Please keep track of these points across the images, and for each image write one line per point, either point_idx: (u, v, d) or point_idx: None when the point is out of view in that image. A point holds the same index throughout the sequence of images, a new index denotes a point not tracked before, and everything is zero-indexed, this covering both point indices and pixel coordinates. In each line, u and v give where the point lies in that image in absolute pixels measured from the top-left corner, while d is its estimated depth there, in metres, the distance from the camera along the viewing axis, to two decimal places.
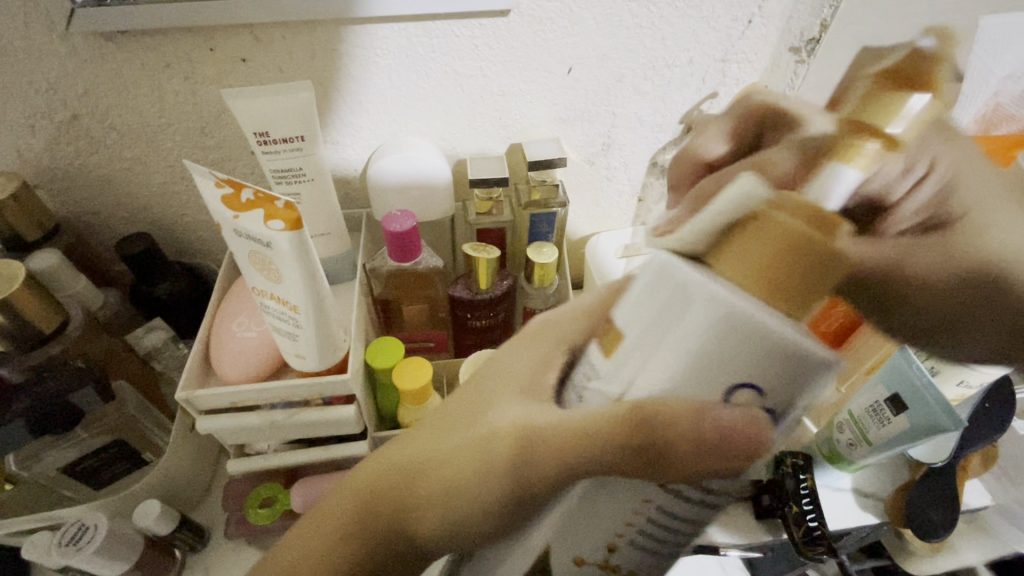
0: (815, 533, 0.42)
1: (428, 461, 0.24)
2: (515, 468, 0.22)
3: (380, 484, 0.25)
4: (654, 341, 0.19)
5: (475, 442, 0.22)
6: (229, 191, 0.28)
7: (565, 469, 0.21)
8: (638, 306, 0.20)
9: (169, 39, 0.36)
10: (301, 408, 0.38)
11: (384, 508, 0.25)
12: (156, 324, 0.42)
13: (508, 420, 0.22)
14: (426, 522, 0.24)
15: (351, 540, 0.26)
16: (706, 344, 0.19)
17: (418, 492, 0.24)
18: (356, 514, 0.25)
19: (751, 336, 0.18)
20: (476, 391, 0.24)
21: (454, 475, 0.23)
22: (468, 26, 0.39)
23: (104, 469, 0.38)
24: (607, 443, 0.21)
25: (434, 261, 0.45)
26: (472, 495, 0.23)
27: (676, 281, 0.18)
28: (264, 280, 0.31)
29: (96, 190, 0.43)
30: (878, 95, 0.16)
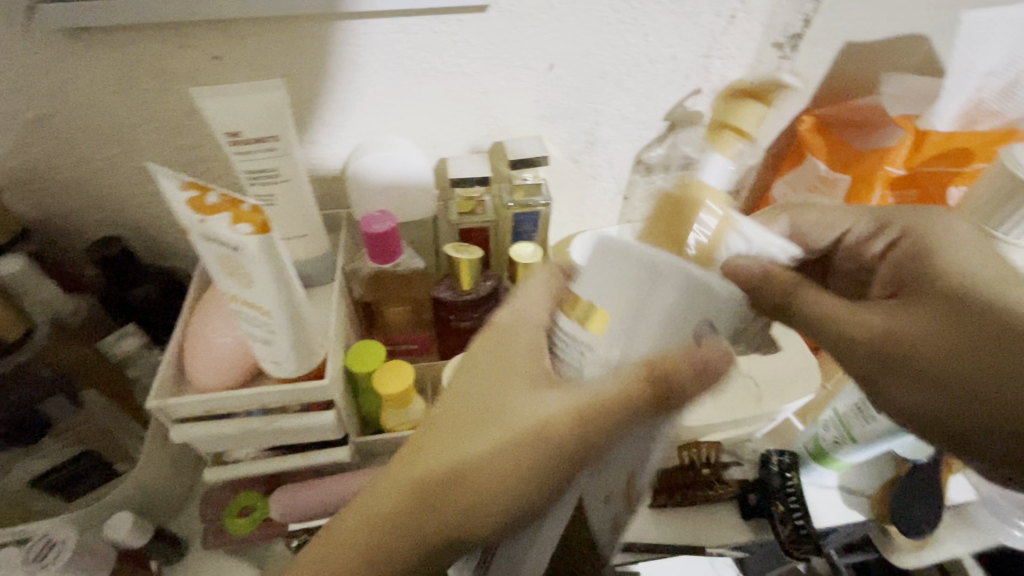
0: (802, 531, 0.42)
1: (475, 450, 0.29)
2: (557, 440, 0.27)
3: (434, 477, 0.30)
4: (630, 307, 0.25)
5: (519, 421, 0.28)
6: (195, 194, 0.27)
7: (598, 427, 0.26)
8: (610, 287, 0.26)
9: (137, 36, 0.35)
10: (279, 415, 0.37)
11: (441, 495, 0.30)
12: (129, 330, 0.39)
13: (540, 405, 0.28)
14: (485, 497, 0.29)
15: (416, 527, 0.30)
16: (675, 299, 0.24)
17: (474, 474, 0.29)
18: (416, 504, 0.30)
19: (708, 295, 0.24)
20: (492, 386, 0.30)
21: (504, 452, 0.29)
22: (446, 22, 0.38)
23: (76, 481, 0.37)
24: (627, 401, 0.25)
25: (415, 263, 0.44)
26: (519, 464, 0.29)
27: (639, 261, 0.25)
28: (235, 286, 0.30)
29: (66, 193, 0.42)
30: (721, 121, 0.31)
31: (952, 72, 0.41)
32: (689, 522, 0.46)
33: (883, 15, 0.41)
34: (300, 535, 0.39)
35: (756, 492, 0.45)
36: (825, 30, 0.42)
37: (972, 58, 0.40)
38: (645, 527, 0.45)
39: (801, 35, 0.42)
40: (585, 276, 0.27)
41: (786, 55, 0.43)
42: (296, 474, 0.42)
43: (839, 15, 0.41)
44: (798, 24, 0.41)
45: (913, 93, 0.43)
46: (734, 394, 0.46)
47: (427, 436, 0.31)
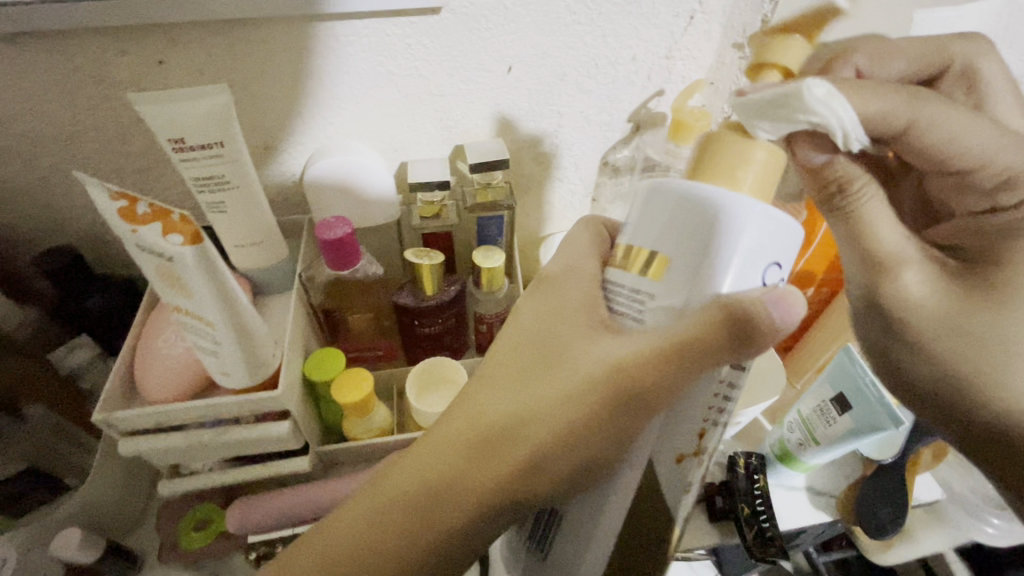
0: (767, 533, 0.41)
1: (536, 401, 0.27)
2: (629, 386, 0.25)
3: (490, 431, 0.28)
4: (697, 251, 0.24)
5: (587, 370, 0.27)
6: (124, 205, 0.26)
7: (688, 368, 0.24)
8: (671, 234, 0.24)
9: (76, 41, 0.34)
10: (230, 426, 0.36)
11: (494, 455, 0.27)
12: (80, 341, 0.39)
13: (611, 353, 0.26)
14: (547, 452, 0.27)
15: (471, 490, 0.27)
16: (740, 234, 0.23)
17: (535, 425, 0.27)
18: (470, 463, 0.27)
19: (768, 233, 0.24)
20: (547, 335, 0.28)
21: (573, 404, 0.27)
22: (400, 25, 0.37)
23: (16, 500, 0.35)
24: (710, 342, 0.24)
25: (375, 269, 0.43)
26: (582, 414, 0.27)
27: (699, 198, 0.24)
28: (175, 295, 0.30)
29: (13, 202, 0.41)
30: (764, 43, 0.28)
31: None
32: None
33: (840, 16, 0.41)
34: (257, 547, 0.39)
35: (722, 495, 0.45)
36: None
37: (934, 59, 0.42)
38: None
39: None
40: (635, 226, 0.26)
41: None
42: (254, 486, 0.42)
43: None
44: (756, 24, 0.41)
45: None
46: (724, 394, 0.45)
47: (478, 391, 0.29)
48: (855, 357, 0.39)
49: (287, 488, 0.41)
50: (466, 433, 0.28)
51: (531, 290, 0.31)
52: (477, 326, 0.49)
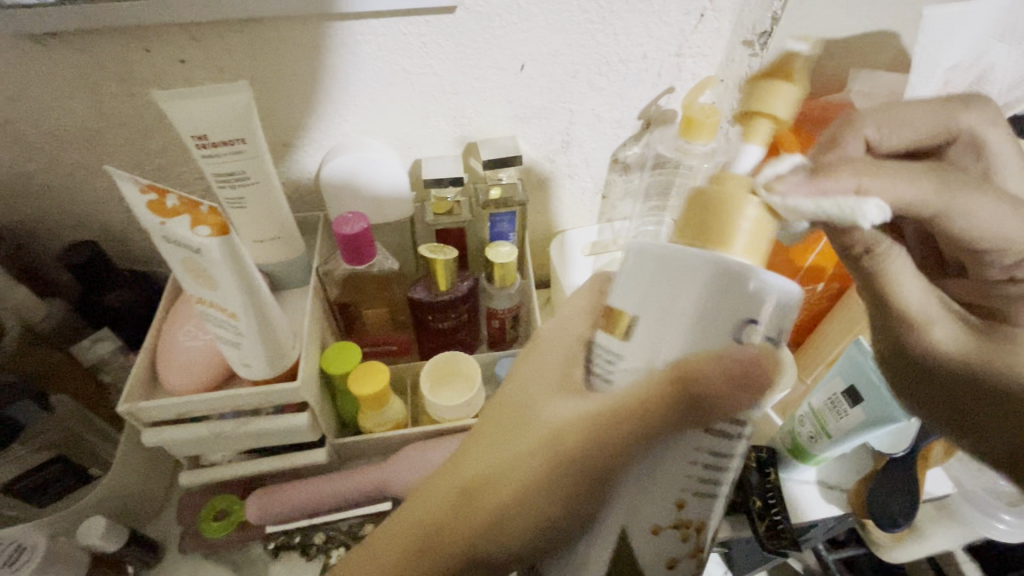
0: (779, 526, 0.42)
1: (497, 465, 0.27)
2: (581, 450, 0.25)
3: (453, 496, 0.27)
4: (668, 312, 0.23)
5: (546, 429, 0.26)
6: (154, 197, 0.27)
7: (643, 430, 0.24)
8: (646, 298, 0.24)
9: (102, 40, 0.35)
10: (251, 417, 0.37)
11: (460, 521, 0.27)
12: (102, 334, 0.40)
13: (569, 412, 0.26)
14: (507, 518, 0.26)
15: (435, 553, 0.27)
16: (712, 297, 0.23)
17: (493, 491, 0.27)
18: (433, 529, 0.27)
19: (741, 291, 0.23)
20: (516, 396, 0.28)
21: (531, 464, 0.26)
22: (415, 24, 0.38)
23: (46, 486, 0.36)
24: (661, 406, 0.24)
25: (390, 264, 0.44)
26: (544, 477, 0.26)
27: (666, 258, 0.23)
28: (200, 287, 0.30)
29: (36, 198, 0.42)
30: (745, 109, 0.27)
31: (917, 66, 0.41)
32: None
33: (850, 12, 0.41)
34: (278, 536, 0.40)
35: (734, 488, 0.45)
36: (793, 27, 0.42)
37: (938, 52, 0.41)
38: None
39: (769, 33, 0.42)
40: (623, 285, 0.24)
41: (757, 53, 0.43)
42: (272, 477, 0.42)
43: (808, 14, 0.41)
44: (766, 22, 0.42)
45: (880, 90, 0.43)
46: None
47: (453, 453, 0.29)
48: (866, 349, 0.40)
49: (305, 479, 0.41)
50: (434, 496, 0.28)
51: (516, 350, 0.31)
52: (490, 322, 0.50)
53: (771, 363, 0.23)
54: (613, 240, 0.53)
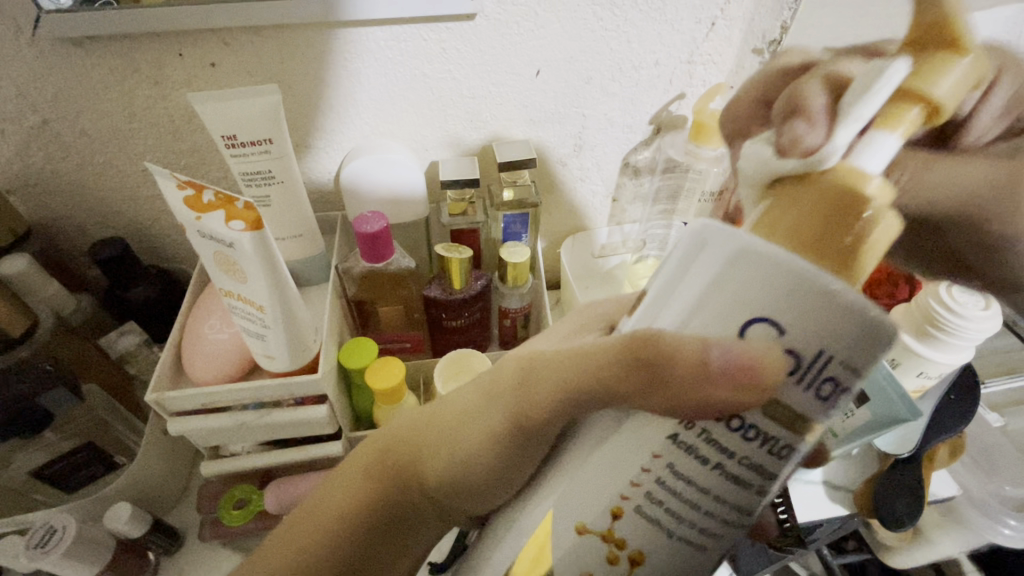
0: (785, 525, 0.42)
1: (457, 399, 0.28)
2: (523, 388, 0.25)
3: (412, 420, 0.30)
4: (679, 284, 0.20)
5: (502, 369, 0.27)
6: (190, 192, 0.29)
7: (579, 392, 0.23)
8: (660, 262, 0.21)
9: (137, 44, 0.36)
10: (272, 409, 0.38)
11: (413, 444, 0.29)
12: (128, 328, 0.42)
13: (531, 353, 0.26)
14: (448, 446, 0.27)
15: (383, 464, 0.29)
16: (735, 283, 0.18)
17: (444, 421, 0.28)
18: (384, 448, 0.29)
19: (775, 282, 0.18)
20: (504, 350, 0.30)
21: (478, 399, 0.27)
22: (435, 30, 0.39)
23: (73, 472, 0.38)
24: (607, 369, 0.22)
25: (407, 262, 0.45)
26: (486, 422, 0.26)
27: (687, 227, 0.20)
28: (230, 281, 0.32)
29: (68, 195, 0.43)
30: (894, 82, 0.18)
31: None
32: None
33: None
34: None
35: None
36: None
37: None
38: None
39: (779, 42, 0.43)
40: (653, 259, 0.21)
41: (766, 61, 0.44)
42: (290, 469, 0.43)
43: None
44: (775, 31, 0.43)
45: None
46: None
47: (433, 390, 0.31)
48: None
49: (321, 471, 0.42)
50: (404, 420, 0.30)
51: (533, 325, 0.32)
52: (502, 321, 0.51)
53: (772, 370, 0.19)
54: (622, 242, 0.57)
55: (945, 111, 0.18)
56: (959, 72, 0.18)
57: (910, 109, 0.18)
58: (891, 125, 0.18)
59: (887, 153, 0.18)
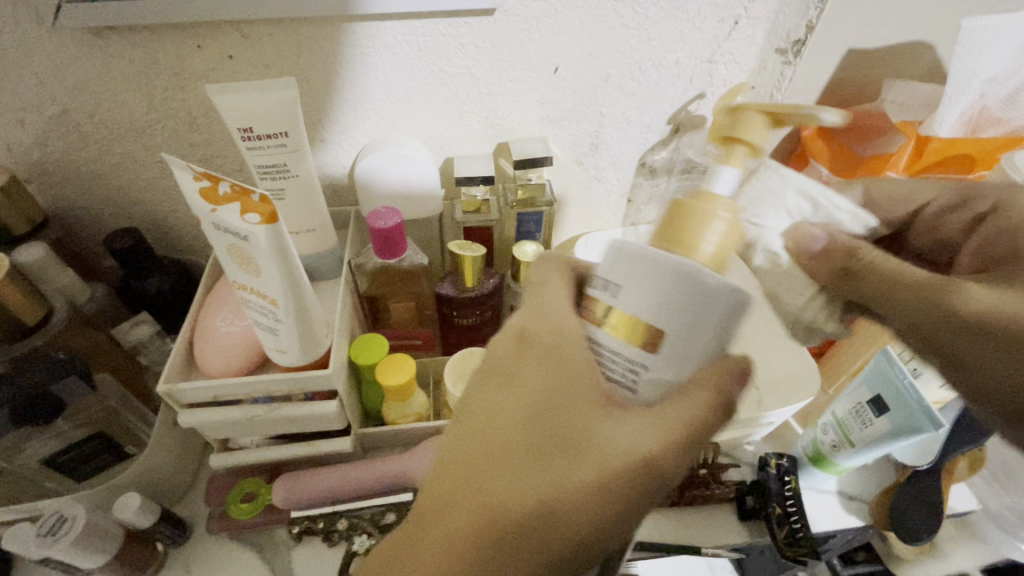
0: (798, 534, 0.41)
1: (560, 488, 0.25)
2: (652, 471, 0.25)
3: (508, 523, 0.25)
4: (690, 323, 0.25)
5: (605, 454, 0.25)
6: (207, 184, 0.29)
7: (694, 452, 0.26)
8: (665, 307, 0.25)
9: (156, 35, 0.36)
10: (282, 403, 0.38)
11: (511, 553, 0.25)
12: (141, 318, 0.42)
13: (628, 435, 0.25)
14: (563, 542, 0.25)
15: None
16: (732, 318, 0.26)
17: (565, 516, 0.25)
18: (498, 557, 0.25)
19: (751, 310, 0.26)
20: (558, 409, 0.26)
21: (588, 487, 0.25)
22: (455, 25, 0.39)
23: (85, 460, 0.38)
24: (709, 424, 0.26)
25: (419, 259, 0.44)
26: (606, 507, 0.25)
27: (683, 279, 0.25)
28: (244, 274, 0.32)
29: (85, 184, 0.43)
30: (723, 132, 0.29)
31: (952, 81, 0.41)
32: (683, 521, 0.45)
33: (886, 23, 0.42)
34: (300, 522, 0.40)
35: (753, 495, 0.45)
36: (829, 37, 0.43)
37: (973, 64, 0.41)
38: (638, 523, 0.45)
39: (803, 42, 0.43)
40: (620, 291, 0.27)
41: (790, 61, 0.44)
42: (298, 464, 0.43)
43: (841, 23, 0.42)
44: (801, 30, 0.42)
45: (916, 100, 0.45)
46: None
47: (486, 478, 0.26)
48: (893, 360, 0.39)
49: (329, 466, 0.42)
50: (475, 530, 0.25)
51: (520, 354, 0.28)
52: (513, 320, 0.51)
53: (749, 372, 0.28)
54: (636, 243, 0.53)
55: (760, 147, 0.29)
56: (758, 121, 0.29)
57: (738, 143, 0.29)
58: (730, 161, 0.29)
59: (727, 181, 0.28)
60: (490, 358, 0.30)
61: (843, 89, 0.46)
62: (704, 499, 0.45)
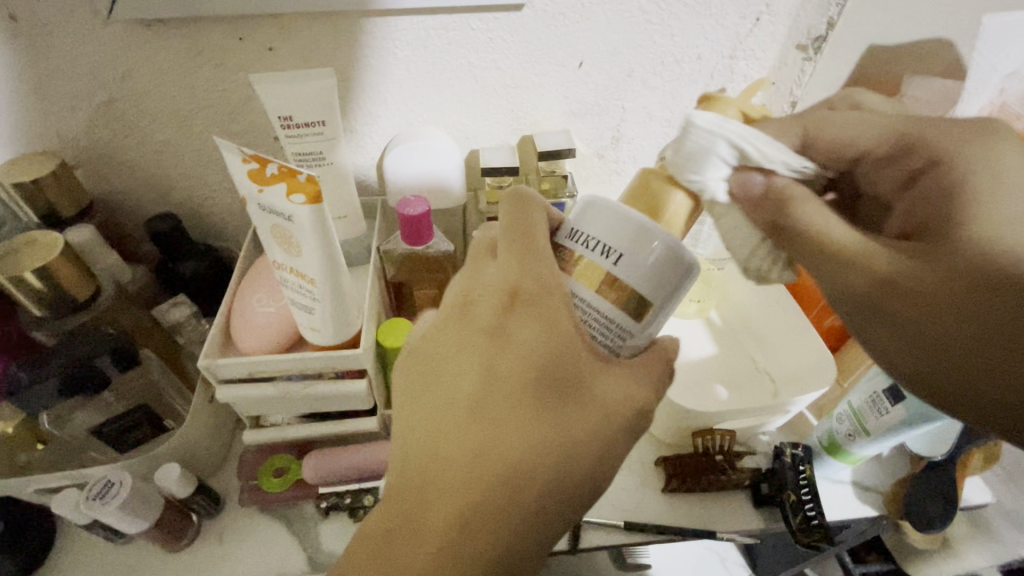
0: (813, 521, 0.42)
1: (565, 433, 0.28)
2: (636, 416, 0.29)
3: (516, 470, 0.27)
4: (670, 291, 0.29)
5: (599, 401, 0.29)
6: (255, 166, 0.30)
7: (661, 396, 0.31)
8: (656, 276, 0.28)
9: (201, 28, 0.38)
10: (316, 380, 0.40)
11: (522, 495, 0.27)
12: (180, 300, 0.44)
13: (616, 384, 0.29)
14: (566, 482, 0.28)
15: (502, 526, 0.27)
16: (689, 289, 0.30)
17: (569, 461, 0.28)
18: (509, 501, 0.27)
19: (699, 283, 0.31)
20: (558, 364, 0.29)
21: (587, 431, 0.28)
22: (484, 20, 0.40)
23: (127, 432, 0.40)
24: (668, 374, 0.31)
25: (445, 247, 0.46)
26: (601, 448, 0.29)
27: (677, 252, 0.28)
28: (285, 253, 0.33)
29: (128, 171, 0.45)
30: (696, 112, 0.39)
31: (972, 75, 0.43)
32: (698, 507, 0.46)
33: (908, 21, 0.42)
34: (328, 497, 0.42)
35: (768, 482, 0.46)
36: (850, 34, 0.43)
37: (993, 60, 0.42)
38: (653, 507, 0.46)
39: (824, 38, 0.44)
40: (619, 259, 0.29)
41: (809, 57, 0.45)
42: (325, 442, 0.45)
43: (861, 20, 0.42)
44: (821, 26, 0.44)
45: (936, 96, 0.44)
46: (683, 328, 0.54)
47: (497, 428, 0.28)
48: None
49: (355, 444, 0.44)
50: (489, 476, 0.27)
51: (513, 314, 0.30)
52: None
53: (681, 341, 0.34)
54: None
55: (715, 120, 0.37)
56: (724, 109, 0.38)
57: None
58: None
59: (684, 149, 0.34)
60: (480, 318, 0.30)
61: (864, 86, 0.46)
62: (721, 484, 0.46)
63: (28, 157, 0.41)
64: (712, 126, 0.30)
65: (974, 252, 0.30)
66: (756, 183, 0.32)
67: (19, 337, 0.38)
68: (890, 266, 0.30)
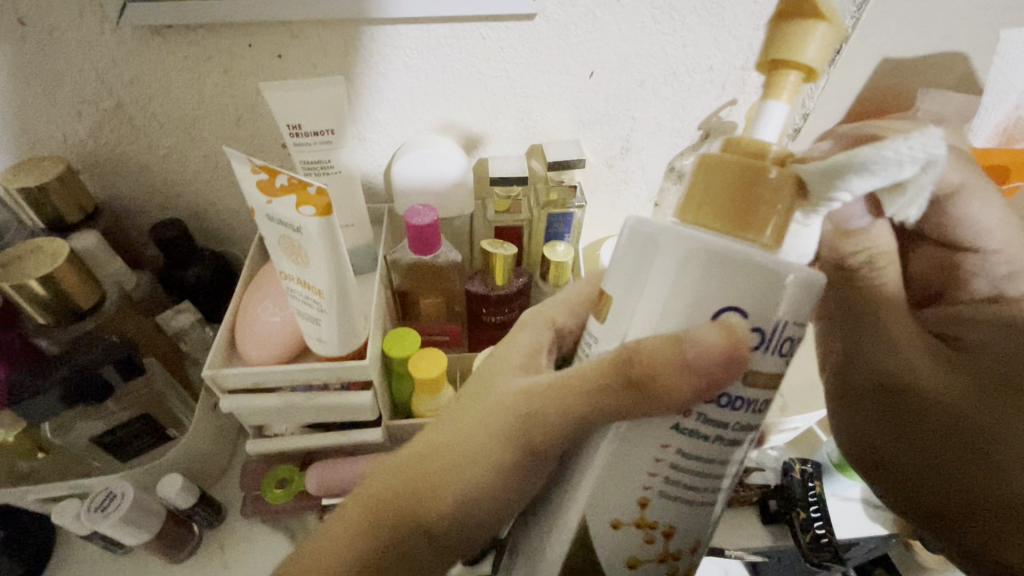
0: (822, 540, 0.42)
1: (463, 419, 0.29)
2: (529, 415, 0.27)
3: (411, 456, 0.30)
4: (674, 291, 0.24)
5: (498, 397, 0.29)
6: (264, 177, 0.30)
7: (588, 410, 0.26)
8: (641, 277, 0.24)
9: (211, 34, 0.38)
10: (322, 392, 0.39)
11: (412, 472, 0.29)
12: (184, 307, 0.44)
13: (519, 385, 0.29)
14: (454, 469, 0.28)
15: (387, 494, 0.29)
16: (730, 281, 0.23)
17: (462, 469, 0.28)
18: (411, 511, 0.29)
19: (751, 280, 0.23)
20: (488, 369, 0.32)
21: (480, 418, 0.29)
22: (496, 29, 0.40)
23: (130, 441, 0.40)
24: (597, 381, 0.26)
25: (453, 257, 0.45)
26: (492, 442, 0.28)
27: (679, 243, 0.23)
28: (292, 264, 0.33)
29: (132, 176, 0.45)
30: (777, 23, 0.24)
31: (990, 89, 0.44)
32: None
33: (922, 33, 0.42)
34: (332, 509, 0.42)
35: (777, 499, 0.46)
36: (863, 47, 0.43)
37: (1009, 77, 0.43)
38: None
39: (837, 50, 0.43)
40: (630, 267, 0.25)
41: (823, 69, 0.44)
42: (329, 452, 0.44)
43: (876, 32, 0.42)
44: None
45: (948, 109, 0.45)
46: None
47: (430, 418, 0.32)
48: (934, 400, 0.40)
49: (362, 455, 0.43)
50: (397, 454, 0.31)
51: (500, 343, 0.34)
52: None
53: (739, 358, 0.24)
54: None
55: (814, 70, 0.24)
56: (820, 37, 0.23)
57: (786, 70, 0.24)
58: (777, 94, 0.24)
59: (774, 122, 0.24)
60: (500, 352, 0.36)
61: (874, 100, 0.46)
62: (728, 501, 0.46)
63: (33, 161, 0.40)
64: (917, 161, 0.21)
65: (981, 372, 0.33)
66: (858, 220, 0.28)
67: (20, 343, 0.37)
68: (919, 363, 0.33)
